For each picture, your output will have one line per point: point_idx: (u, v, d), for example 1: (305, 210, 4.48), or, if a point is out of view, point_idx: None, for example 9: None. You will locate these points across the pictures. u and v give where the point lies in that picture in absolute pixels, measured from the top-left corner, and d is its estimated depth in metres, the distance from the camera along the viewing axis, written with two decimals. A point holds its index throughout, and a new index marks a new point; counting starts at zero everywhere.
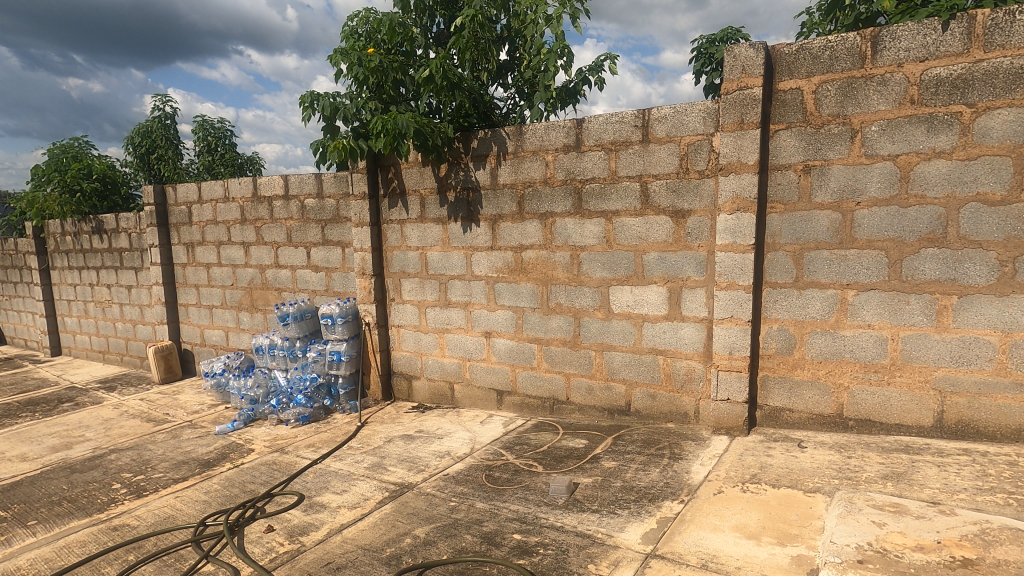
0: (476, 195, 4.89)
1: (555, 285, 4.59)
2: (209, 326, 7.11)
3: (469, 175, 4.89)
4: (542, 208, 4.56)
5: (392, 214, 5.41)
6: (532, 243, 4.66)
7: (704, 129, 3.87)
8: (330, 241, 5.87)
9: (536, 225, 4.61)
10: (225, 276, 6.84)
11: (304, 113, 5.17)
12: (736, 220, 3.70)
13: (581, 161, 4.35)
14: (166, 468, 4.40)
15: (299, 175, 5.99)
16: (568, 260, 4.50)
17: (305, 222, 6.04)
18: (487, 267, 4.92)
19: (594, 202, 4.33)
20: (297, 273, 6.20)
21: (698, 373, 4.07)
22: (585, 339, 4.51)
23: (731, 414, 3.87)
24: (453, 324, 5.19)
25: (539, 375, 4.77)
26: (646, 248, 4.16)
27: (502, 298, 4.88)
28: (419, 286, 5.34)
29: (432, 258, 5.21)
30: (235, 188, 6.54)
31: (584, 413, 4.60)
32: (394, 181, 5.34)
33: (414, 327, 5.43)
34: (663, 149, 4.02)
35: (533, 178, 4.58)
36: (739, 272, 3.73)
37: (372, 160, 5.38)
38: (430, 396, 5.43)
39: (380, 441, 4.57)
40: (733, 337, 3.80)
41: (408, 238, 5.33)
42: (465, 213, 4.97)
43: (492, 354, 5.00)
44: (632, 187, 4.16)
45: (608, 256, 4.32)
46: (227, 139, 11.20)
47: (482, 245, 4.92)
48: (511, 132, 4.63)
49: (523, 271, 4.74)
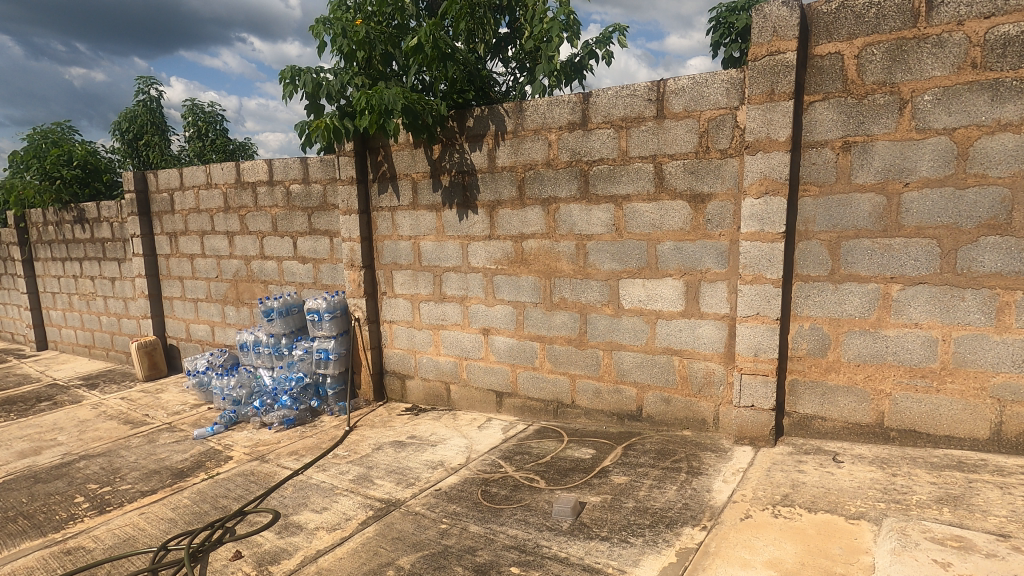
0: (473, 179, 4.46)
1: (559, 277, 4.17)
2: (195, 320, 6.74)
3: (464, 158, 4.47)
4: (545, 192, 4.13)
5: (383, 200, 4.99)
6: (533, 232, 4.24)
7: (728, 102, 3.42)
8: (318, 230, 5.46)
9: (538, 212, 4.19)
10: (209, 268, 6.46)
11: (285, 90, 4.73)
12: (765, 204, 3.25)
13: (588, 140, 3.91)
14: (135, 479, 4.04)
15: (284, 160, 5.58)
16: (573, 250, 4.08)
17: (290, 210, 5.62)
18: (485, 258, 4.50)
19: (603, 186, 3.90)
20: (284, 265, 5.80)
21: (719, 376, 3.67)
22: (592, 338, 4.11)
23: (755, 423, 3.47)
24: (449, 320, 4.79)
25: (542, 376, 4.37)
26: (661, 237, 3.73)
27: (500, 293, 4.47)
28: (412, 279, 4.94)
29: (426, 249, 4.80)
30: (218, 174, 6.13)
31: (591, 418, 4.20)
32: (383, 164, 4.92)
33: (407, 323, 5.04)
34: (679, 125, 3.57)
35: (535, 160, 4.15)
36: (767, 264, 3.30)
37: (360, 142, 4.97)
38: (424, 397, 5.05)
39: (368, 449, 4.19)
40: (759, 336, 3.39)
41: (400, 227, 4.92)
42: (461, 199, 4.55)
43: (491, 353, 4.60)
44: (644, 169, 3.73)
45: (618, 247, 3.90)
46: (218, 124, 10.80)
47: (479, 234, 4.50)
48: (510, 109, 4.19)
49: (524, 262, 4.32)
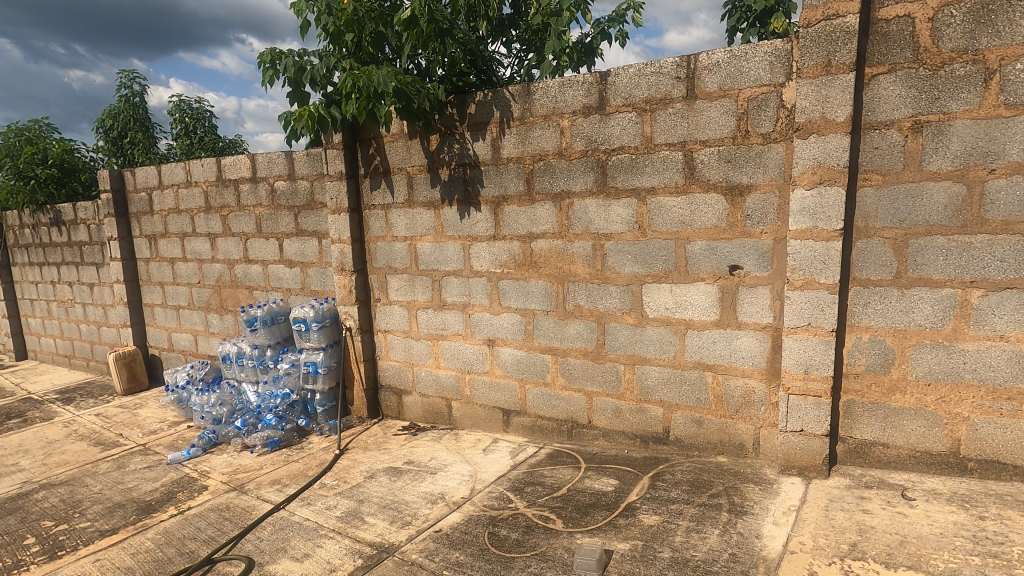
0: (475, 173, 3.98)
1: (574, 282, 3.70)
2: (177, 329, 6.28)
3: (465, 149, 3.99)
4: (557, 186, 3.66)
5: (375, 198, 4.52)
6: (543, 231, 3.76)
7: (771, 78, 2.94)
8: (305, 231, 4.99)
9: (549, 208, 3.71)
10: (191, 273, 5.99)
11: (265, 75, 4.25)
12: (818, 196, 2.78)
13: (606, 126, 3.43)
14: (96, 515, 3.57)
15: (268, 155, 5.10)
16: (589, 251, 3.60)
17: (275, 209, 5.15)
18: (489, 261, 4.03)
19: (623, 178, 3.42)
20: (269, 269, 5.32)
21: (760, 396, 3.20)
22: (611, 351, 3.63)
23: (806, 450, 3.00)
24: (449, 330, 4.31)
25: (554, 393, 3.90)
26: (691, 236, 3.26)
27: (507, 300, 3.99)
28: (409, 285, 4.46)
29: (423, 251, 4.33)
30: (198, 171, 5.65)
31: (610, 440, 3.73)
32: (376, 158, 4.45)
33: (404, 332, 4.57)
34: (713, 106, 3.09)
35: (545, 149, 3.67)
36: (821, 266, 2.82)
37: (350, 132, 4.50)
38: (423, 414, 4.58)
39: (360, 477, 3.72)
40: (811, 351, 2.91)
41: (394, 226, 4.45)
42: (461, 195, 4.07)
43: (497, 366, 4.13)
44: (672, 158, 3.25)
45: (641, 247, 3.42)
46: (207, 121, 10.33)
47: (482, 234, 4.02)
48: (517, 92, 3.71)
49: (533, 266, 3.84)
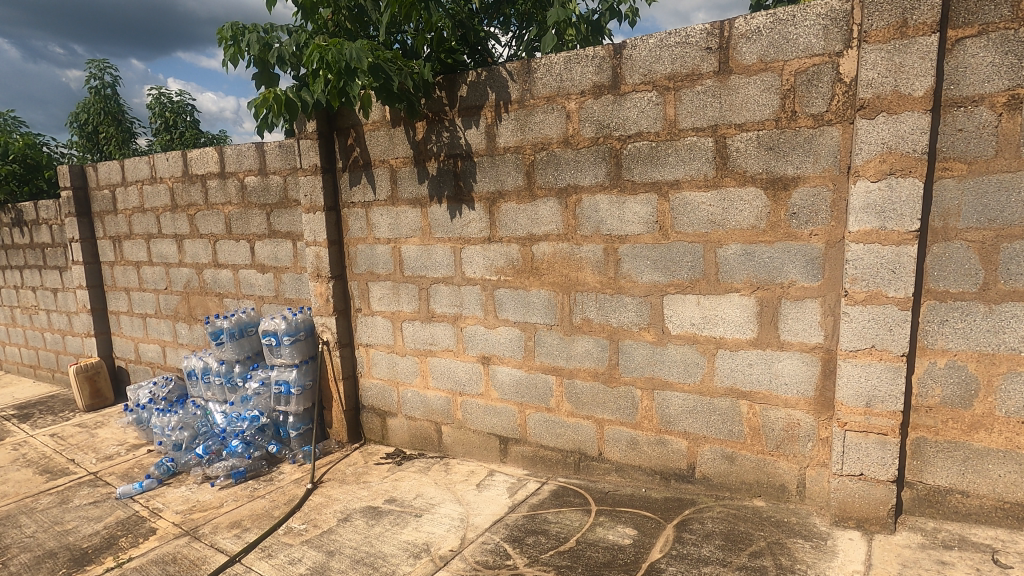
0: (467, 165, 3.45)
1: (582, 292, 3.17)
2: (144, 339, 5.74)
3: (456, 138, 3.46)
4: (562, 180, 3.13)
5: (355, 195, 3.98)
6: (545, 233, 3.23)
7: (825, 46, 2.41)
8: (278, 232, 4.45)
9: (553, 206, 3.18)
10: (157, 278, 5.44)
11: (226, 53, 3.68)
12: (886, 190, 2.25)
13: (620, 108, 2.90)
14: (20, 568, 3.03)
15: (237, 147, 4.56)
16: (600, 256, 3.08)
17: (246, 208, 4.61)
18: (484, 267, 3.49)
19: (642, 170, 2.89)
20: (240, 274, 4.79)
21: (806, 429, 2.68)
22: (626, 373, 3.11)
23: (867, 499, 2.47)
24: (438, 345, 3.78)
25: (559, 420, 3.37)
26: (723, 239, 2.74)
27: (504, 312, 3.46)
28: (393, 293, 3.93)
29: (409, 254, 3.79)
30: (163, 166, 5.11)
31: (625, 475, 3.21)
32: (355, 149, 3.91)
33: (387, 347, 4.04)
34: (752, 82, 2.57)
35: (548, 137, 3.14)
36: (889, 275, 2.29)
37: (326, 120, 3.96)
38: (410, 440, 4.05)
39: (333, 520, 3.19)
40: (874, 379, 2.38)
41: (376, 227, 3.92)
42: (451, 191, 3.54)
43: (492, 388, 3.60)
44: (701, 145, 2.72)
45: (663, 252, 2.90)
46: (189, 115, 9.79)
47: (475, 237, 3.49)
48: (515, 70, 3.18)
49: (534, 273, 3.31)
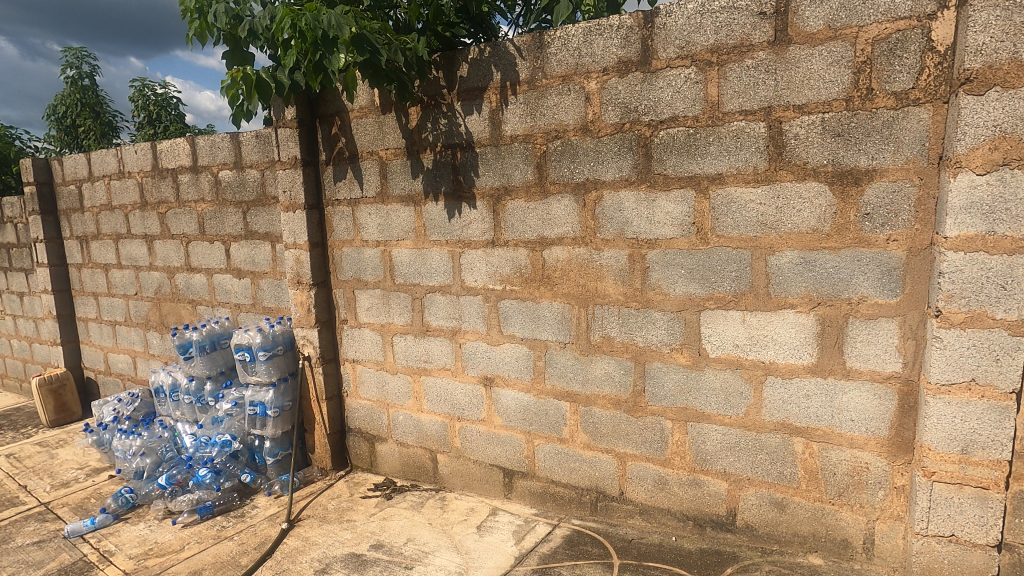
0: (468, 157, 2.98)
1: (602, 306, 2.70)
2: (114, 348, 5.25)
3: (455, 125, 2.99)
4: (579, 174, 2.66)
5: (340, 191, 3.51)
6: (559, 237, 2.77)
7: (911, 7, 1.95)
8: (256, 233, 3.98)
9: (568, 204, 2.72)
10: (127, 282, 4.96)
11: (191, 27, 3.21)
12: (997, 185, 1.79)
13: (650, 88, 2.44)
14: None
15: (210, 138, 4.09)
16: (624, 264, 2.61)
17: (220, 205, 4.14)
18: (487, 275, 3.03)
19: (676, 162, 2.43)
20: (214, 280, 4.31)
21: (876, 475, 2.22)
22: (654, 401, 2.64)
23: (958, 566, 2.01)
24: (434, 363, 3.32)
25: (573, 453, 2.91)
26: (776, 244, 2.28)
27: (510, 327, 2.99)
28: (383, 304, 3.46)
29: (401, 259, 3.33)
30: (131, 159, 4.63)
31: (650, 519, 2.74)
32: (339, 140, 3.44)
33: (377, 364, 3.57)
34: (816, 53, 2.10)
35: (563, 123, 2.67)
36: (996, 292, 1.84)
37: (307, 107, 3.50)
38: (402, 469, 3.58)
39: (309, 572, 2.72)
40: (972, 420, 1.92)
41: (363, 228, 3.45)
42: (449, 186, 3.07)
43: (496, 414, 3.13)
44: (751, 132, 2.26)
45: (700, 260, 2.43)
46: (174, 108, 9.31)
47: (477, 240, 3.02)
48: (525, 44, 2.72)
49: (545, 282, 2.85)
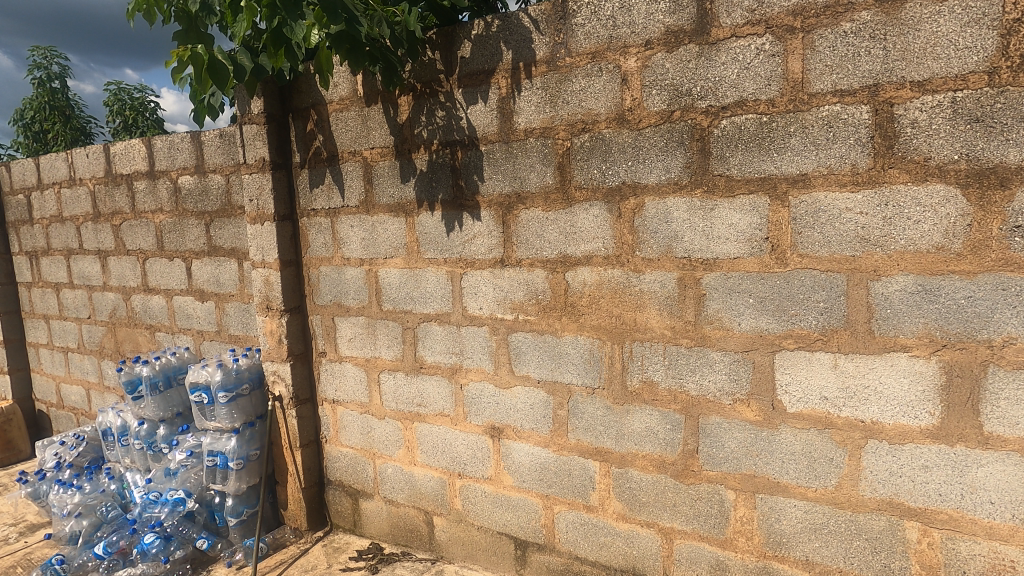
0: (471, 157, 2.42)
1: (642, 342, 2.14)
2: (66, 378, 4.64)
3: (455, 118, 2.43)
4: (613, 176, 2.10)
5: (316, 199, 2.94)
6: (586, 255, 2.20)
7: None
8: (220, 249, 3.39)
9: (598, 214, 2.15)
10: (79, 304, 4.36)
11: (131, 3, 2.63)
12: None
13: (709, 65, 1.89)
14: None
15: (169, 138, 3.51)
16: (672, 290, 2.05)
17: (180, 216, 3.56)
18: (494, 301, 2.45)
19: (743, 159, 1.87)
20: (174, 303, 3.72)
21: None
22: (710, 465, 2.07)
23: None
24: (430, 408, 2.74)
25: (603, 524, 2.33)
26: (882, 267, 1.72)
27: (523, 366, 2.42)
28: (367, 334, 2.88)
29: (389, 281, 2.75)
30: (82, 164, 4.05)
31: None
32: (316, 138, 2.88)
33: (361, 406, 2.98)
34: (945, 11, 1.57)
35: (593, 113, 2.12)
36: None
37: (278, 100, 2.93)
38: (391, 532, 2.98)
39: None
40: None
41: (344, 243, 2.87)
42: (448, 193, 2.50)
43: (505, 472, 2.55)
44: (848, 118, 1.71)
45: (776, 287, 1.88)
46: (152, 113, 8.76)
47: (482, 258, 2.46)
48: (544, 14, 2.17)
49: (568, 311, 2.28)
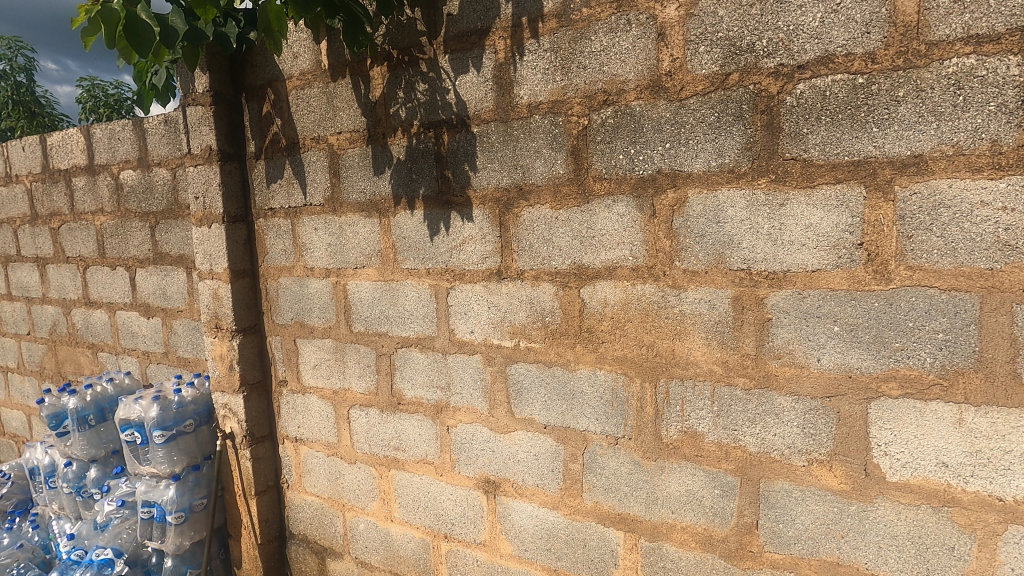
0: (460, 141, 1.92)
1: (682, 381, 1.63)
2: (6, 403, 4.10)
3: (439, 92, 1.93)
4: (644, 162, 1.61)
5: (274, 196, 2.43)
6: (608, 267, 1.70)
7: None
8: (166, 257, 2.88)
9: (624, 212, 1.65)
10: (17, 319, 3.83)
11: None
12: None
13: (779, 9, 1.39)
14: None
15: (109, 127, 3.01)
16: (723, 312, 1.55)
17: (123, 217, 3.04)
18: (489, 323, 1.94)
19: (827, 136, 1.38)
20: (117, 319, 3.20)
21: None
22: (775, 546, 1.56)
23: None
24: (410, 452, 2.22)
25: None
26: None
27: (525, 407, 1.91)
28: (335, 360, 2.36)
29: (360, 296, 2.24)
30: (19, 159, 3.53)
31: None
32: (273, 121, 2.37)
33: (327, 447, 2.46)
34: None
35: (617, 79, 1.62)
36: None
37: (229, 77, 2.43)
38: None
39: None
40: None
41: (307, 249, 2.36)
42: (432, 186, 2.00)
43: (503, 538, 2.03)
44: (988, 74, 1.22)
45: (873, 311, 1.37)
46: (128, 111, 8.26)
47: (473, 270, 1.95)
48: None
49: (584, 338, 1.77)
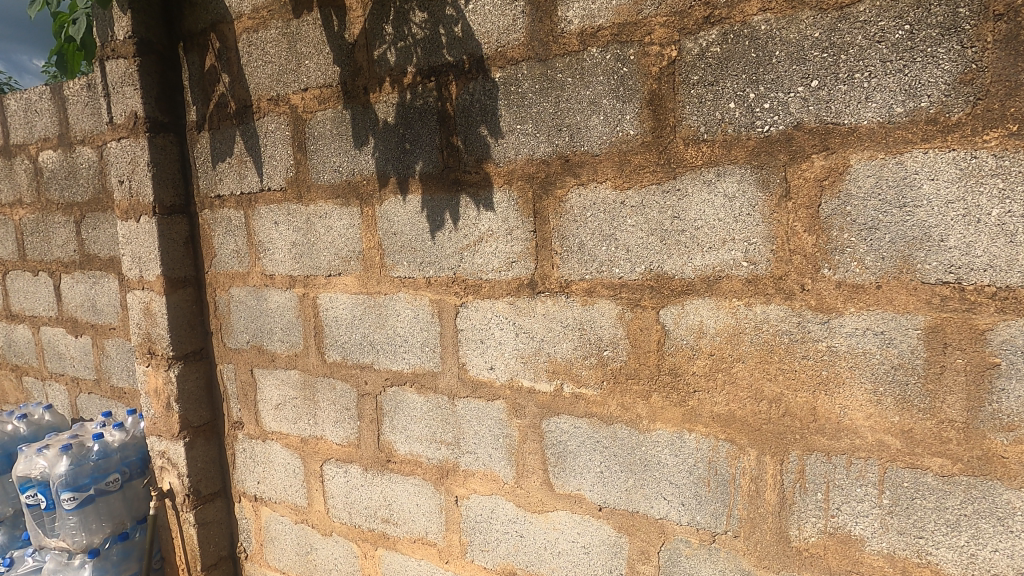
0: (475, 93, 1.32)
1: (829, 457, 1.04)
2: None
3: (445, 22, 1.33)
4: (772, 111, 1.01)
5: (222, 179, 1.82)
6: (707, 277, 1.10)
7: None
8: (95, 260, 2.27)
9: (733, 192, 1.06)
10: None
11: None
12: None
13: None
14: None
15: (25, 96, 2.39)
16: (907, 354, 0.96)
17: (44, 211, 2.43)
18: (517, 357, 1.35)
19: None
20: (42, 336, 2.59)
21: None
22: None
23: None
24: (403, 527, 1.62)
25: None
26: None
27: (571, 479, 1.32)
28: (303, 399, 1.76)
29: (336, 314, 1.64)
30: None
31: None
32: (219, 79, 1.77)
33: (294, 512, 1.86)
34: None
35: None
36: None
37: (161, 22, 1.83)
38: None
39: None
40: None
41: (265, 249, 1.76)
42: (433, 161, 1.40)
43: None
44: None
45: None
46: None
47: (493, 280, 1.35)
48: None
49: (664, 385, 1.18)
